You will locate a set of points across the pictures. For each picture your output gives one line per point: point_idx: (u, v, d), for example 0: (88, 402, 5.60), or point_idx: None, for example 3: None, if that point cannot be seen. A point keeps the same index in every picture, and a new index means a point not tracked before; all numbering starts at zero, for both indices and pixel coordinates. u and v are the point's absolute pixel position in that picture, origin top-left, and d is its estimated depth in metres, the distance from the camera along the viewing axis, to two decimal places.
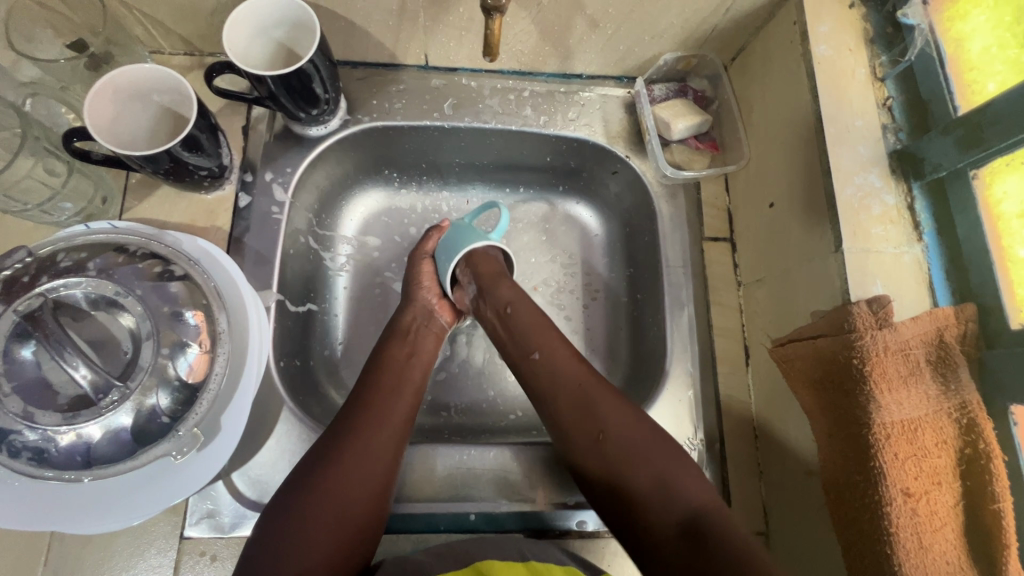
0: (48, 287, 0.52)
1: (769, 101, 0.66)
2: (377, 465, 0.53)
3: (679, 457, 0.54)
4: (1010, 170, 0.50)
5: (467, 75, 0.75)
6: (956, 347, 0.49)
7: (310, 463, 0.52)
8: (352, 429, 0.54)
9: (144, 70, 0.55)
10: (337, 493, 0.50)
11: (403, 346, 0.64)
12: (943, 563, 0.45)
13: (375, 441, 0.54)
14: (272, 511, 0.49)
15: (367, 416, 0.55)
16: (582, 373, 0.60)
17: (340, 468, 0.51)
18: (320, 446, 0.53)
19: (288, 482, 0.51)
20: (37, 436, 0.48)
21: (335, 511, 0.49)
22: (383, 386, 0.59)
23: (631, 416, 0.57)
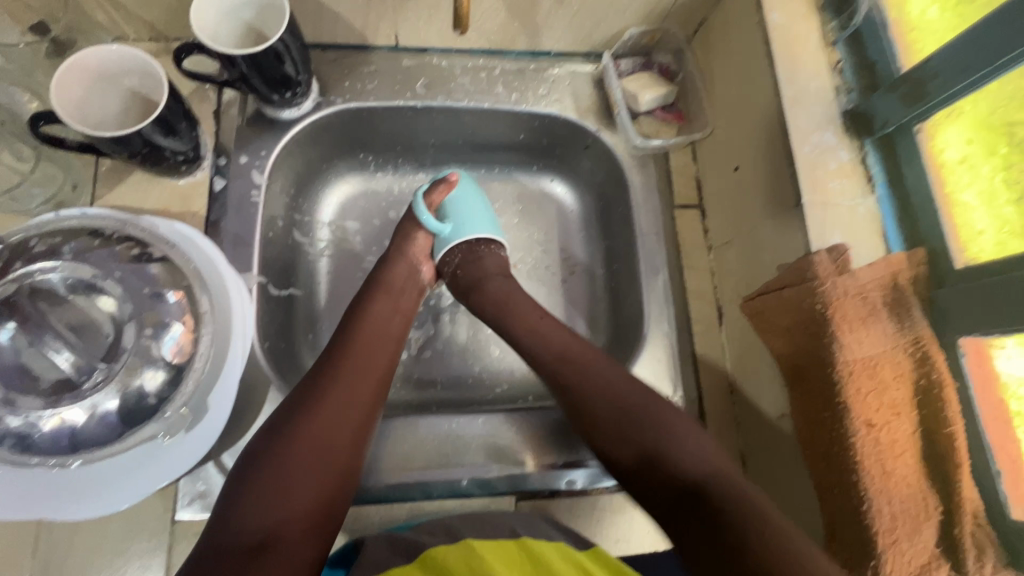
0: (23, 273, 0.51)
1: (729, 70, 0.69)
2: (354, 413, 0.53)
3: (682, 423, 0.52)
4: (951, 122, 0.54)
5: (438, 55, 0.76)
6: (909, 288, 0.53)
7: (287, 411, 0.52)
8: (329, 377, 0.55)
9: (112, 52, 0.54)
10: (315, 443, 0.50)
11: (388, 299, 0.64)
12: (905, 487, 0.49)
13: (353, 389, 0.55)
14: (246, 461, 0.49)
15: (343, 365, 0.56)
16: (569, 344, 0.60)
17: (317, 415, 0.51)
18: (294, 397, 0.53)
19: (260, 436, 0.51)
20: (21, 422, 0.48)
21: (312, 458, 0.49)
22: (362, 336, 0.59)
23: (631, 382, 0.56)
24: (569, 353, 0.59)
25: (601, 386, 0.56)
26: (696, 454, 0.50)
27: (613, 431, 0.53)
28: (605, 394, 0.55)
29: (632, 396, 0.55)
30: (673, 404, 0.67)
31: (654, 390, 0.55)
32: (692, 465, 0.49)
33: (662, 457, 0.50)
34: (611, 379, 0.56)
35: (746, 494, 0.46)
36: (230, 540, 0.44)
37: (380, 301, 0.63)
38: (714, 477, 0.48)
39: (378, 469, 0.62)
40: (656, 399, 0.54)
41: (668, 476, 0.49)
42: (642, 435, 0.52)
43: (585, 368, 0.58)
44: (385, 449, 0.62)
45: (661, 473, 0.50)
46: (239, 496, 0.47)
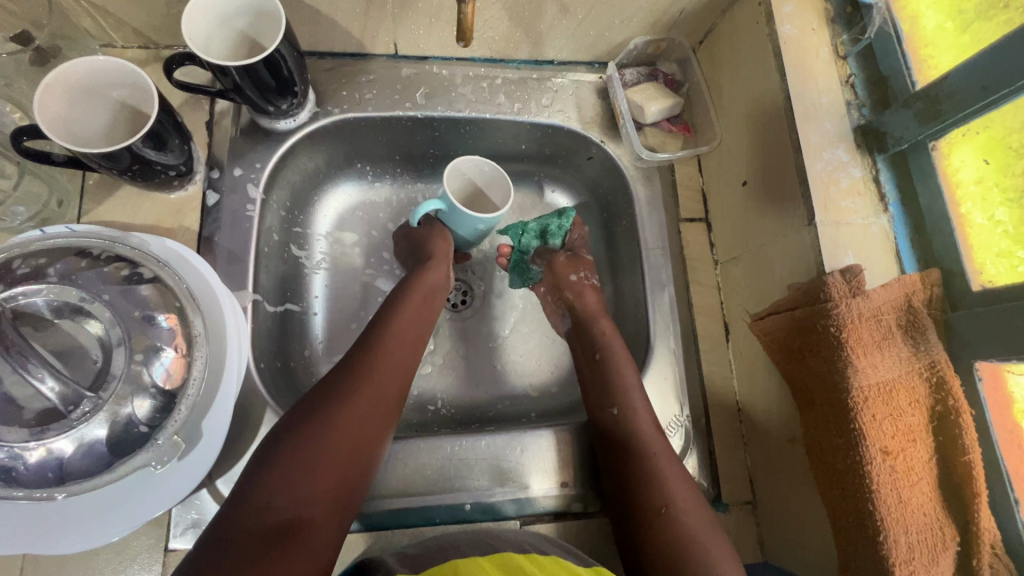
0: (5, 296, 0.49)
1: (737, 81, 0.67)
2: (386, 405, 0.54)
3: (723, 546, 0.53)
4: (966, 142, 0.52)
5: (438, 63, 0.74)
6: (924, 310, 0.52)
7: (321, 392, 0.52)
8: (365, 360, 0.55)
9: (97, 62, 0.52)
10: (347, 427, 0.50)
11: (423, 286, 0.64)
12: (922, 515, 0.48)
13: (386, 379, 0.55)
14: (275, 437, 0.49)
15: (379, 352, 0.56)
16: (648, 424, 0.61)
17: (350, 401, 0.52)
18: (329, 380, 0.53)
19: (293, 417, 0.51)
20: (3, 455, 0.46)
21: (343, 441, 0.49)
22: (398, 325, 0.59)
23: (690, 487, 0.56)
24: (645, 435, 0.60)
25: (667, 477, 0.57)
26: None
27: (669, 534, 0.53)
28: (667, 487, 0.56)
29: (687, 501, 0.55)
30: (680, 424, 0.66)
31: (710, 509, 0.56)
32: None
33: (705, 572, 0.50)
34: (676, 477, 0.57)
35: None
36: (255, 512, 0.44)
37: (416, 290, 0.63)
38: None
39: (377, 493, 0.60)
40: (712, 521, 0.55)
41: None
42: (691, 546, 0.52)
43: (660, 463, 0.58)
44: (385, 472, 0.61)
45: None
46: (267, 470, 0.46)
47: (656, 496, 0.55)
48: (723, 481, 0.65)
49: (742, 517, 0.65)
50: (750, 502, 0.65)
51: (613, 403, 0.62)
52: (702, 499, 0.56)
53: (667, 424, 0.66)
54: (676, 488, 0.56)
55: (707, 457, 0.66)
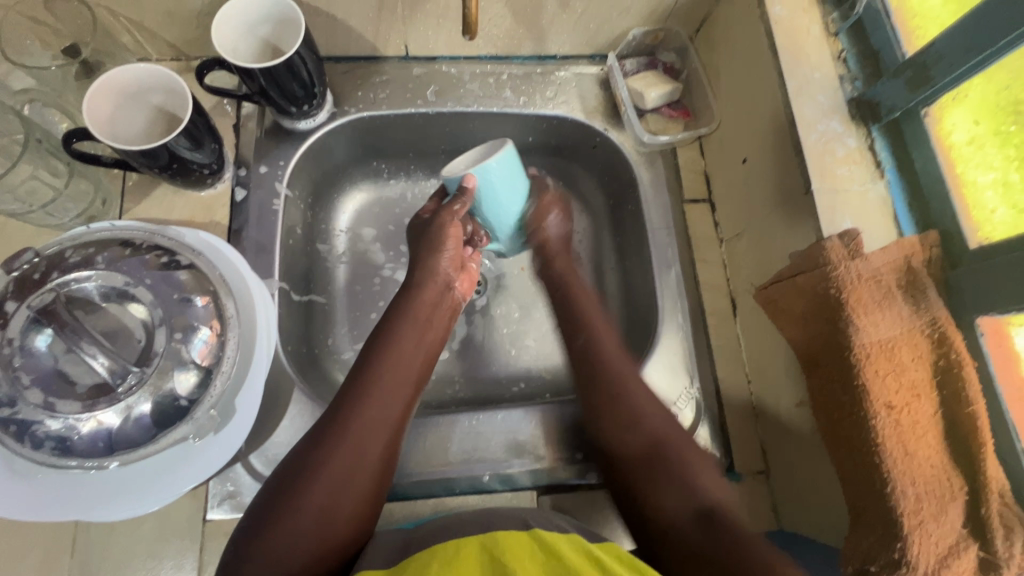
0: (60, 282, 0.53)
1: (733, 64, 0.70)
2: (366, 468, 0.52)
3: (692, 455, 0.57)
4: (957, 104, 0.54)
5: (447, 63, 0.78)
6: (923, 270, 0.53)
7: (297, 462, 0.51)
8: (360, 391, 0.55)
9: (139, 69, 0.57)
10: (322, 502, 0.49)
11: (415, 330, 0.62)
12: (928, 468, 0.49)
13: (369, 439, 0.53)
14: (254, 514, 0.49)
15: (358, 414, 0.53)
16: (614, 357, 0.65)
17: (327, 473, 0.50)
18: (303, 448, 0.52)
19: (292, 458, 0.52)
20: (60, 425, 0.50)
21: (318, 516, 0.48)
22: (381, 377, 0.56)
23: (658, 410, 0.61)
24: (609, 367, 0.64)
25: (628, 405, 0.61)
26: (707, 486, 0.55)
27: (631, 440, 0.59)
28: (630, 416, 0.60)
29: (648, 423, 0.59)
30: (691, 396, 0.68)
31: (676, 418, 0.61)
32: (673, 513, 0.53)
33: (679, 477, 0.55)
34: (645, 405, 0.61)
35: (742, 525, 0.51)
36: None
37: (407, 337, 0.61)
38: (716, 504, 0.53)
39: (402, 465, 0.63)
40: (675, 424, 0.60)
41: (679, 496, 0.54)
42: (664, 459, 0.57)
43: (631, 389, 0.62)
44: (407, 448, 0.63)
45: (673, 491, 0.54)
46: (245, 555, 0.46)
47: (625, 404, 0.61)
48: (736, 451, 0.67)
49: (755, 485, 0.66)
50: (764, 472, 0.66)
51: (580, 331, 0.69)
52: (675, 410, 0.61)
53: (678, 397, 0.68)
54: (645, 403, 0.61)
55: (720, 428, 0.68)
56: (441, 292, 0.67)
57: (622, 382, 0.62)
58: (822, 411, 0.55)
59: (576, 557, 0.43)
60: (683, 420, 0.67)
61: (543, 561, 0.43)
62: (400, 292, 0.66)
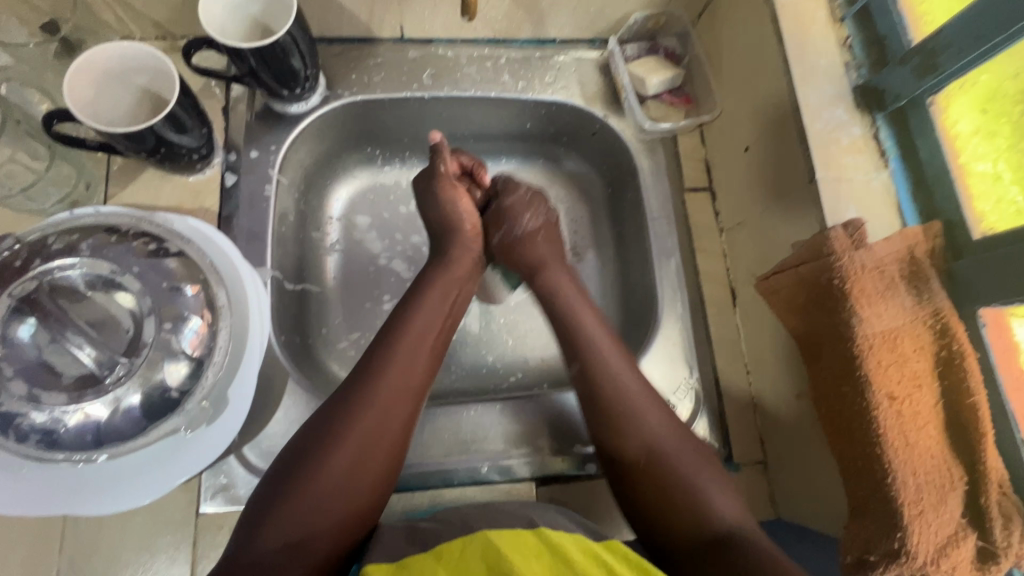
0: (43, 270, 0.51)
1: (737, 49, 0.69)
2: (391, 437, 0.51)
3: (705, 474, 0.53)
4: (963, 94, 0.54)
5: (443, 45, 0.75)
6: (926, 260, 0.53)
7: (319, 427, 0.50)
8: (383, 358, 0.54)
9: (122, 48, 0.55)
10: (346, 465, 0.48)
11: (442, 303, 0.61)
12: (928, 458, 0.49)
13: (394, 407, 0.52)
14: (272, 479, 0.48)
15: (383, 382, 0.52)
16: (621, 365, 0.59)
17: (353, 439, 0.49)
18: (325, 414, 0.51)
19: (313, 422, 0.51)
20: (45, 418, 0.48)
21: (339, 485, 0.48)
22: (405, 346, 0.55)
23: (665, 422, 0.56)
24: (612, 375, 0.58)
25: (627, 419, 0.56)
26: (724, 508, 0.50)
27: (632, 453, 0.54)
28: (629, 428, 0.55)
29: (659, 440, 0.55)
30: (690, 387, 0.68)
31: (687, 431, 0.56)
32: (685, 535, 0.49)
33: (689, 500, 0.51)
34: (654, 421, 0.56)
35: (763, 550, 0.46)
36: (255, 554, 0.43)
37: (433, 309, 0.60)
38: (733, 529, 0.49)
39: None
40: (683, 440, 0.55)
41: (693, 520, 0.50)
42: (676, 479, 0.52)
43: (630, 393, 0.57)
44: None
45: (685, 516, 0.50)
46: (263, 519, 0.45)
47: (632, 430, 0.55)
48: (733, 441, 0.67)
49: (753, 475, 0.66)
50: (762, 462, 0.66)
51: (575, 356, 0.61)
52: (687, 431, 0.56)
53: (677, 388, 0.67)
54: (647, 425, 0.55)
55: (718, 418, 0.68)
56: (472, 266, 0.67)
57: (619, 392, 0.57)
58: (821, 397, 0.55)
59: (582, 560, 0.43)
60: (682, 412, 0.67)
61: (553, 565, 0.42)
62: (434, 263, 0.66)
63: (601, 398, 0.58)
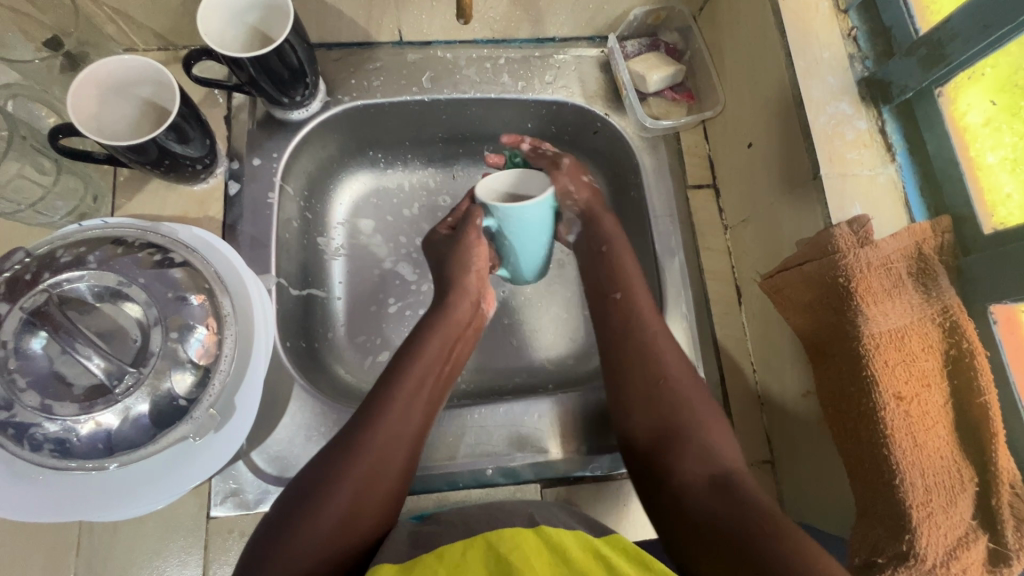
0: (51, 282, 0.52)
1: (738, 41, 0.67)
2: (389, 475, 0.52)
3: (712, 427, 0.56)
4: (972, 84, 0.52)
5: (442, 47, 0.75)
6: (934, 256, 0.52)
7: (322, 466, 0.51)
8: (384, 398, 0.55)
9: (125, 62, 0.55)
10: (346, 501, 0.49)
11: (442, 348, 0.61)
12: (938, 459, 0.48)
13: (393, 446, 0.53)
14: (277, 513, 0.49)
15: (382, 421, 0.54)
16: (642, 300, 0.64)
17: (355, 474, 0.51)
18: (328, 453, 0.52)
19: (316, 462, 0.52)
20: (58, 428, 0.49)
21: (341, 519, 0.48)
22: (405, 385, 0.57)
23: (681, 368, 0.59)
24: (630, 322, 0.63)
25: (651, 360, 0.60)
26: (724, 455, 0.54)
27: (652, 408, 0.58)
28: (653, 374, 0.59)
29: (672, 387, 0.58)
30: None
31: (704, 385, 0.60)
32: (693, 480, 0.52)
33: (698, 441, 0.55)
34: (669, 367, 0.59)
35: (758, 494, 0.50)
36: None
37: (434, 352, 0.60)
38: (733, 473, 0.52)
39: None
40: (698, 385, 0.59)
41: (698, 460, 0.53)
42: (686, 432, 0.55)
43: (661, 344, 0.61)
44: None
45: (691, 456, 0.54)
46: (265, 555, 0.46)
47: (654, 369, 0.59)
48: (740, 440, 0.66)
49: (761, 475, 0.65)
50: (769, 461, 0.66)
51: (616, 288, 0.65)
52: (701, 384, 0.59)
53: None
54: (687, 376, 0.59)
55: (724, 418, 0.67)
56: (473, 311, 0.67)
57: (630, 326, 0.62)
58: (827, 396, 0.54)
59: (583, 557, 0.43)
60: None
61: (552, 561, 0.42)
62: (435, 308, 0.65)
63: (611, 341, 0.63)
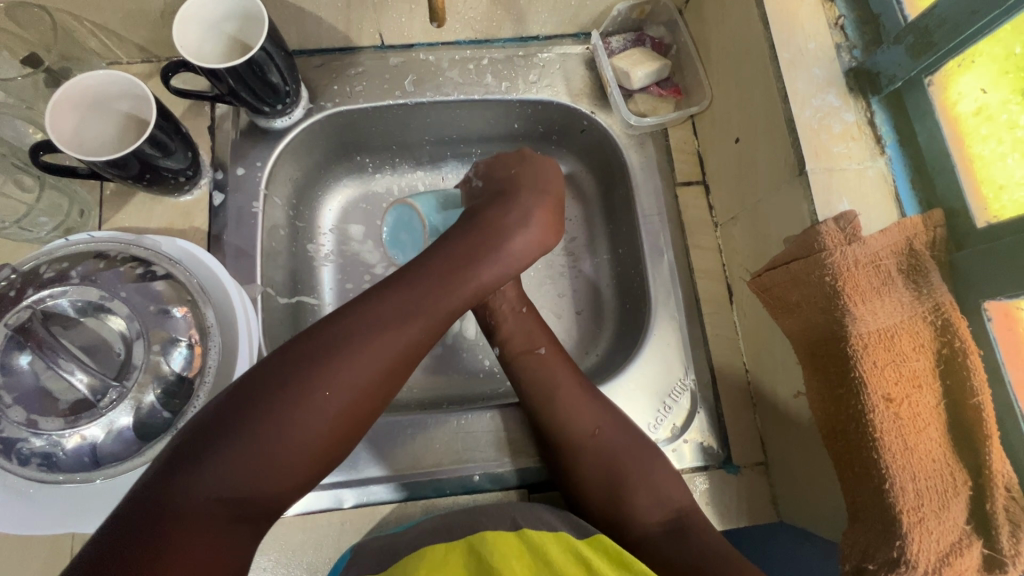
0: (35, 299, 0.53)
1: (724, 33, 0.66)
2: (366, 407, 0.46)
3: (654, 467, 0.58)
4: (964, 71, 0.50)
5: (424, 50, 0.74)
6: (926, 252, 0.50)
7: (289, 375, 0.43)
8: (387, 319, 0.47)
9: (102, 77, 0.56)
10: (311, 428, 0.43)
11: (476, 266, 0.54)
12: (930, 462, 0.46)
13: (379, 377, 0.46)
14: (222, 409, 0.42)
15: (373, 344, 0.46)
16: (551, 353, 0.65)
17: (330, 399, 0.43)
18: (301, 359, 0.44)
19: (280, 363, 0.44)
20: (44, 442, 0.50)
21: (298, 451, 0.42)
22: (413, 310, 0.48)
23: (604, 412, 0.60)
24: (548, 364, 0.64)
25: (571, 409, 0.60)
26: (670, 495, 0.56)
27: (591, 455, 0.58)
28: (580, 424, 0.60)
29: (604, 433, 0.59)
30: (686, 387, 0.66)
31: (627, 419, 0.61)
32: (647, 525, 0.54)
33: (643, 483, 0.57)
34: (598, 412, 0.60)
35: (707, 532, 0.52)
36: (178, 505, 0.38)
37: (467, 275, 0.53)
38: (683, 513, 0.55)
39: (392, 467, 0.62)
40: (627, 426, 0.60)
41: (650, 504, 0.55)
42: (629, 475, 0.57)
43: (560, 380, 0.62)
44: (396, 449, 0.63)
45: (642, 501, 0.56)
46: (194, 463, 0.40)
47: (584, 422, 0.60)
48: (734, 443, 0.65)
49: (755, 478, 0.64)
50: (763, 463, 0.65)
51: (540, 344, 0.66)
52: (627, 424, 0.61)
53: (672, 389, 0.66)
54: (602, 411, 0.60)
55: (716, 420, 0.66)
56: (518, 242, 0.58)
57: (551, 376, 0.63)
58: (817, 396, 0.52)
59: (563, 557, 0.42)
60: (678, 412, 0.66)
61: (532, 563, 0.41)
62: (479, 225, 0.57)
63: (528, 382, 0.63)
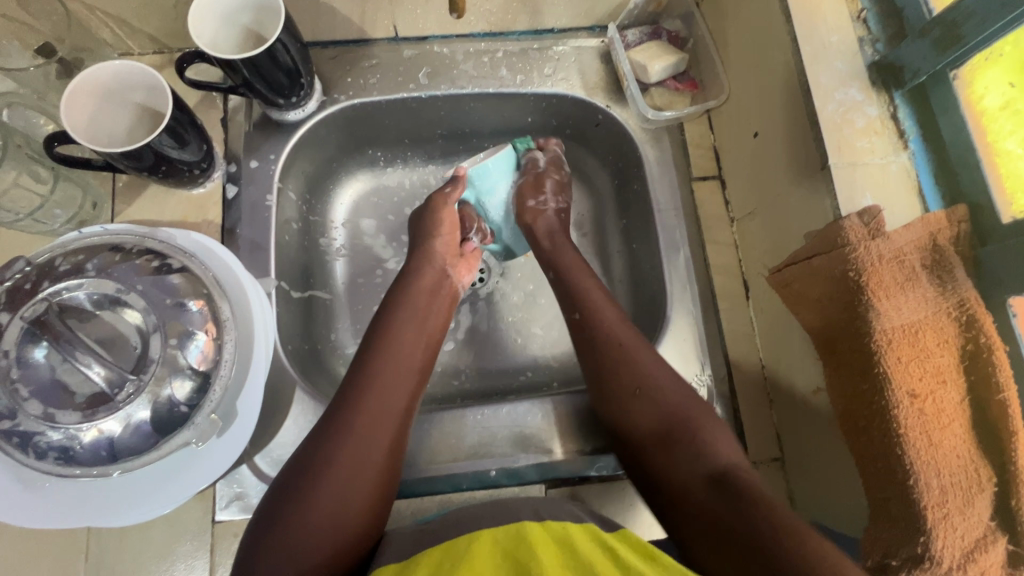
0: (51, 291, 0.53)
1: (743, 26, 0.65)
2: (373, 465, 0.51)
3: (708, 425, 0.55)
4: (991, 65, 0.50)
5: (439, 42, 0.74)
6: (950, 248, 0.50)
7: (312, 449, 0.51)
8: (360, 383, 0.54)
9: (117, 67, 0.55)
10: (333, 491, 0.48)
11: (410, 319, 0.61)
12: (954, 459, 0.46)
13: (373, 435, 0.52)
14: (274, 497, 0.49)
15: (360, 406, 0.52)
16: (606, 312, 0.63)
17: (343, 459, 0.50)
18: (319, 433, 0.52)
19: (309, 443, 0.52)
20: (61, 436, 0.49)
21: (327, 516, 0.47)
22: (382, 367, 0.56)
23: (657, 371, 0.58)
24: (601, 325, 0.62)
25: (623, 370, 0.59)
26: (720, 452, 0.53)
27: (645, 413, 0.57)
28: (631, 382, 0.58)
29: (656, 394, 0.57)
30: (703, 383, 0.65)
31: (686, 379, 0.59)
32: (692, 480, 0.52)
33: (692, 439, 0.54)
34: (653, 372, 0.58)
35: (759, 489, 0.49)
36: None
37: (402, 326, 0.60)
38: (731, 467, 0.51)
39: (409, 462, 0.62)
40: (680, 384, 0.58)
41: (694, 460, 0.53)
42: (681, 433, 0.55)
43: (610, 337, 0.61)
44: (412, 444, 0.63)
45: (687, 456, 0.53)
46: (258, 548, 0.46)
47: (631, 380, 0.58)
48: (750, 439, 0.65)
49: (771, 474, 0.64)
50: (779, 459, 0.65)
51: (577, 308, 0.64)
52: (680, 379, 0.59)
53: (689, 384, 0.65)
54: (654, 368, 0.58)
55: (733, 416, 0.66)
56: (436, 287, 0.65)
57: (603, 336, 0.61)
58: (839, 393, 0.52)
59: (592, 550, 0.41)
60: None
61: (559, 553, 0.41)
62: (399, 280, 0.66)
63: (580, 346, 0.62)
